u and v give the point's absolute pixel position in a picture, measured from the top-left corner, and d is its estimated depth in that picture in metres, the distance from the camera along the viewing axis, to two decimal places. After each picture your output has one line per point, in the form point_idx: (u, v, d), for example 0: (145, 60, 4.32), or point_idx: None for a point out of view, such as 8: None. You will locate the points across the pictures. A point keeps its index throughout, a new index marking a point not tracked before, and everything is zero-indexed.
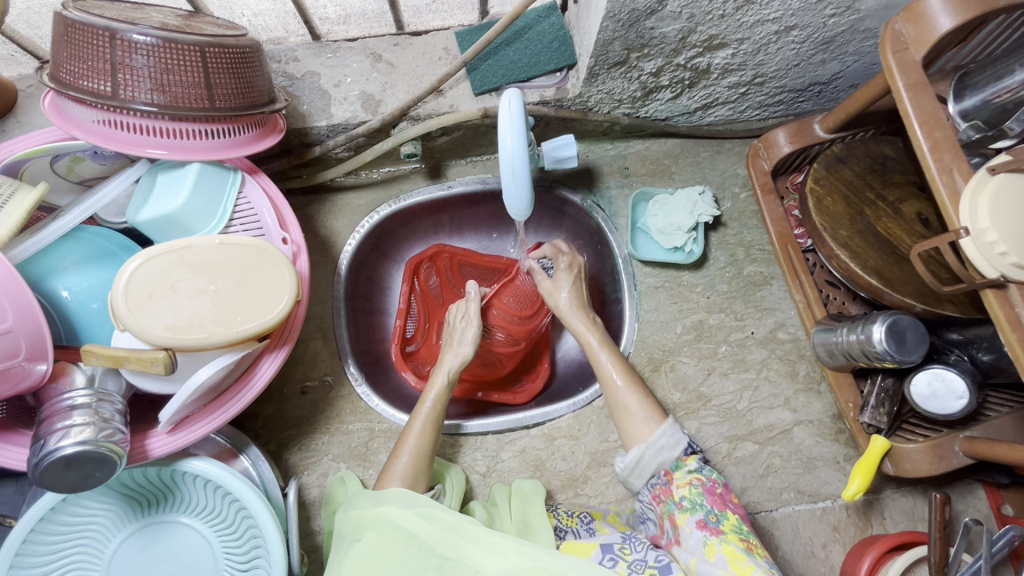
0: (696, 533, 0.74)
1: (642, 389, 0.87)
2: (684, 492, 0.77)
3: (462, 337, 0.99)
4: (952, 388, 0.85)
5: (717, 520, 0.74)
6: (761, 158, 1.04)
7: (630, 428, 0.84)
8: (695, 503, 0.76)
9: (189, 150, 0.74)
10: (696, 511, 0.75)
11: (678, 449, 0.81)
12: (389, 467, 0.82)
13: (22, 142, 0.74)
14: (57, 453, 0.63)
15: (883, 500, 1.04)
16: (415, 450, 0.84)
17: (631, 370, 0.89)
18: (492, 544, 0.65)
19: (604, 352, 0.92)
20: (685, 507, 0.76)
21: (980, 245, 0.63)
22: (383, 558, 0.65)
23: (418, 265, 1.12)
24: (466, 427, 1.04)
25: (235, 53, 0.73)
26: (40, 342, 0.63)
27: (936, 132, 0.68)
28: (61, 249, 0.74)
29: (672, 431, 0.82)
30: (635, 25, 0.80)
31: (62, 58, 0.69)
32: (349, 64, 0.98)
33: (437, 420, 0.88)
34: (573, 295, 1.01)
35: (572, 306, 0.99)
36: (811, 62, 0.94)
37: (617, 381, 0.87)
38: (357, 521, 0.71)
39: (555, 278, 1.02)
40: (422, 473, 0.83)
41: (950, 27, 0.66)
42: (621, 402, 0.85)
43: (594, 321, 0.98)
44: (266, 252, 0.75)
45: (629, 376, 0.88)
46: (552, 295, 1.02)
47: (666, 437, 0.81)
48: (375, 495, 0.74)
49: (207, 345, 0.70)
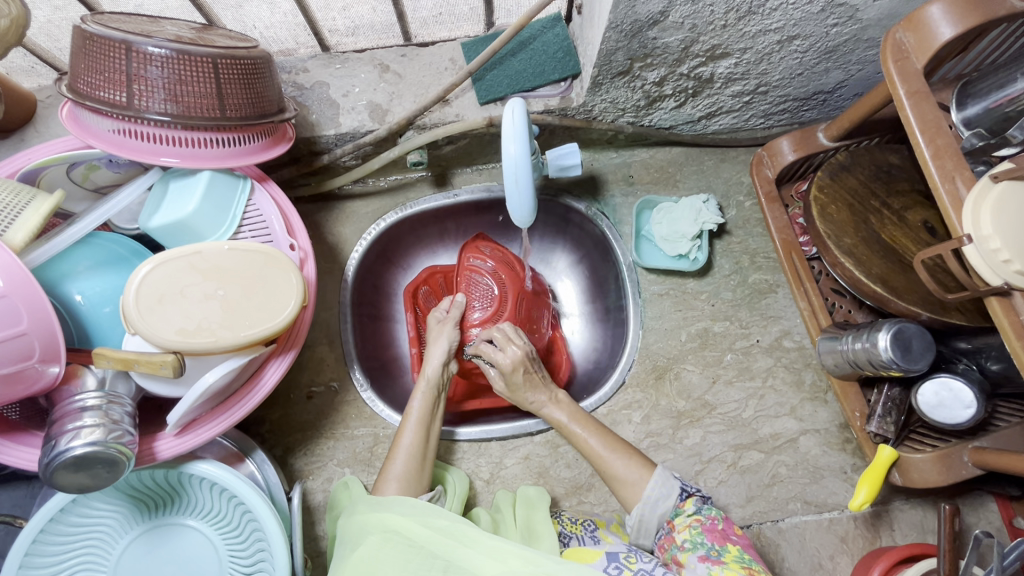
0: (699, 566, 0.72)
1: (625, 450, 0.86)
2: (685, 534, 0.76)
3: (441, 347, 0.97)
4: (959, 397, 0.84)
5: (719, 553, 0.72)
6: (765, 166, 1.04)
7: (629, 492, 0.82)
8: (696, 542, 0.74)
9: (201, 157, 0.76)
10: (698, 548, 0.73)
11: (674, 496, 0.80)
12: (384, 471, 0.83)
13: (40, 150, 0.77)
14: (68, 453, 0.64)
15: (892, 512, 1.03)
16: (421, 434, 0.88)
17: (611, 436, 0.88)
18: (487, 547, 0.67)
19: (577, 425, 0.90)
20: (687, 547, 0.75)
21: (982, 252, 0.63)
22: (383, 560, 0.66)
23: (415, 292, 1.16)
24: (460, 432, 1.04)
25: (247, 64, 0.75)
26: (54, 343, 0.65)
27: (938, 140, 0.67)
28: (75, 254, 0.75)
29: (665, 480, 0.81)
30: (638, 35, 0.81)
31: (80, 69, 0.71)
32: (357, 74, 1.00)
33: (424, 418, 0.90)
34: (522, 391, 0.95)
35: (532, 393, 0.94)
36: (815, 71, 0.95)
37: (597, 450, 0.86)
38: (358, 527, 0.71)
39: (508, 378, 0.94)
40: (426, 470, 0.85)
41: (950, 36, 0.66)
42: (611, 473, 0.83)
43: (559, 399, 0.94)
44: (274, 257, 0.76)
45: (612, 444, 0.86)
46: (512, 394, 0.96)
47: (660, 488, 0.80)
48: (377, 501, 0.75)
49: (215, 348, 0.71)
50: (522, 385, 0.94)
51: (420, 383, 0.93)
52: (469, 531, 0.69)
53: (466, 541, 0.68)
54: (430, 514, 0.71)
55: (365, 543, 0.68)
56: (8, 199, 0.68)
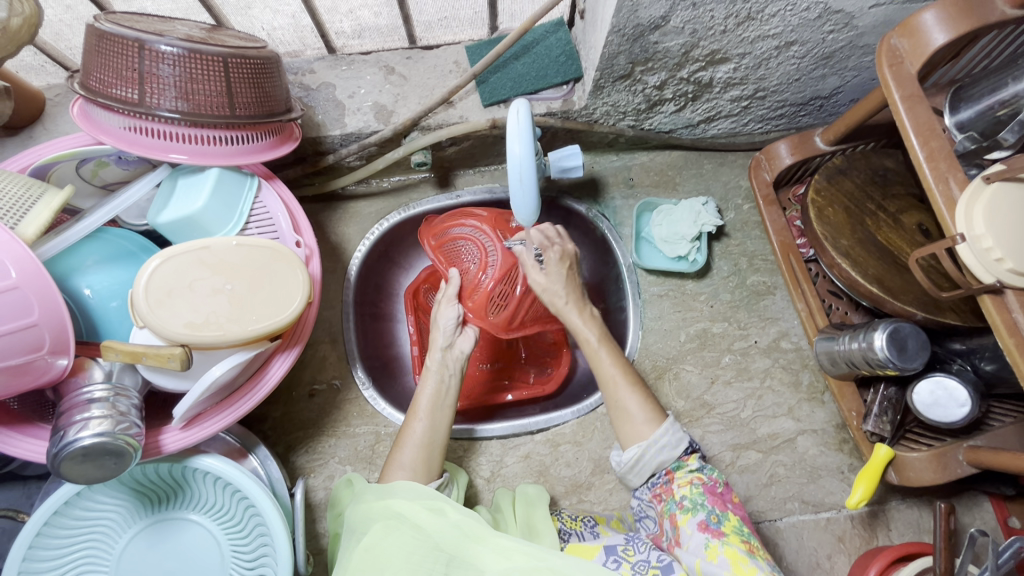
0: (696, 535, 0.73)
1: (642, 390, 0.86)
2: (684, 491, 0.77)
3: (446, 322, 0.96)
4: (954, 396, 0.85)
5: (719, 522, 0.74)
6: (763, 169, 1.06)
7: (629, 429, 0.83)
8: (696, 503, 0.76)
9: (210, 155, 0.77)
10: (699, 512, 0.75)
11: (680, 447, 0.81)
12: (392, 459, 0.82)
13: (51, 146, 0.78)
14: (76, 444, 0.65)
15: (888, 512, 1.04)
16: (433, 418, 0.86)
17: (629, 367, 0.89)
18: (493, 544, 0.67)
19: (603, 348, 0.90)
20: (686, 506, 0.76)
21: (976, 251, 0.64)
22: (391, 547, 0.66)
23: (417, 290, 1.18)
24: (485, 431, 1.05)
25: (257, 64, 0.76)
26: (63, 336, 0.66)
27: (932, 142, 0.69)
28: (84, 249, 0.76)
29: (674, 429, 0.81)
30: (639, 39, 0.83)
31: (93, 66, 0.72)
32: (363, 76, 1.01)
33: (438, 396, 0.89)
34: (561, 291, 0.94)
35: (568, 301, 0.94)
36: (812, 77, 0.97)
37: (612, 374, 0.87)
38: (366, 510, 0.72)
39: (550, 270, 0.95)
40: (434, 452, 0.83)
41: (943, 43, 0.68)
42: (622, 404, 0.84)
43: (593, 317, 0.95)
44: (282, 253, 0.77)
45: (628, 374, 0.87)
46: (546, 290, 0.94)
47: (669, 435, 0.81)
48: (384, 488, 0.76)
49: (222, 342, 0.72)
50: (563, 282, 0.95)
51: (431, 366, 0.92)
52: (474, 527, 0.69)
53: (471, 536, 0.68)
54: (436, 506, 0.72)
55: (372, 529, 0.69)
56: (19, 193, 0.69)
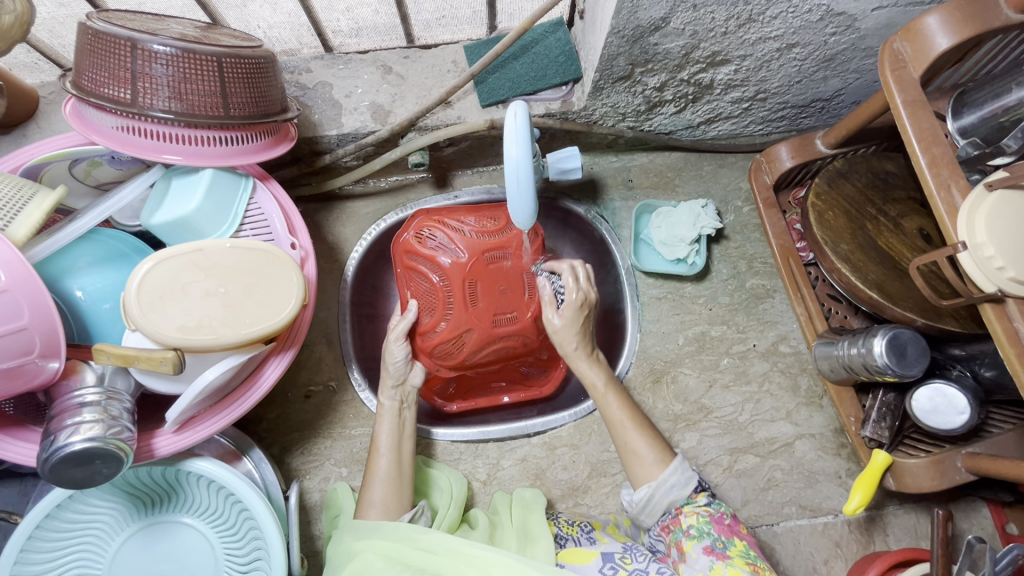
0: (702, 558, 0.73)
1: (648, 430, 0.85)
2: (691, 521, 0.77)
3: (397, 361, 0.94)
4: (953, 403, 0.85)
5: (725, 547, 0.74)
6: (763, 172, 1.05)
7: (640, 471, 0.82)
8: (702, 531, 0.75)
9: (203, 156, 0.76)
10: (703, 538, 0.75)
11: (688, 486, 0.79)
12: (363, 498, 0.82)
13: (43, 146, 0.77)
14: (67, 448, 0.64)
15: (886, 517, 1.04)
16: (398, 453, 0.86)
17: (637, 411, 0.88)
18: (474, 558, 0.70)
19: (609, 389, 0.89)
20: (692, 534, 0.76)
21: (978, 260, 0.64)
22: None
23: None
24: (441, 433, 1.05)
25: (252, 63, 0.75)
26: (54, 339, 0.65)
27: (934, 149, 0.68)
28: (76, 250, 0.76)
29: (682, 468, 0.80)
30: (639, 41, 0.82)
31: (85, 65, 0.71)
32: (360, 75, 1.00)
33: (395, 432, 0.89)
34: (572, 336, 0.94)
35: (578, 347, 0.94)
36: (814, 79, 0.96)
37: (620, 418, 0.86)
38: (345, 548, 0.75)
39: (564, 320, 0.94)
40: (405, 488, 0.84)
41: (947, 47, 0.67)
42: (630, 446, 0.83)
43: (599, 360, 0.94)
44: (277, 255, 0.77)
45: (636, 417, 0.87)
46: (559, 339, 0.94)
47: (677, 475, 0.80)
48: (361, 525, 0.77)
49: (215, 346, 0.71)
50: (576, 329, 0.94)
51: (385, 404, 0.92)
52: (448, 542, 0.72)
53: (449, 554, 0.71)
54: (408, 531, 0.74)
55: (357, 561, 0.71)
56: (12, 194, 0.68)
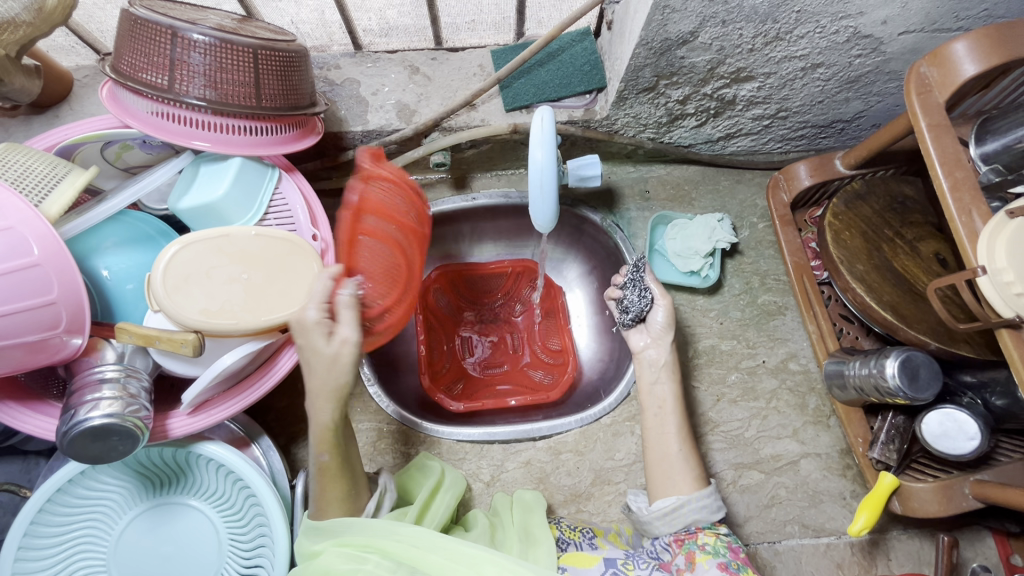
0: (713, 570, 0.74)
1: (693, 453, 0.86)
2: (708, 539, 0.78)
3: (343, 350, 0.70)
4: (963, 428, 0.84)
5: (738, 568, 0.74)
6: (781, 190, 1.07)
7: (665, 481, 0.84)
8: (718, 549, 0.76)
9: (232, 144, 0.77)
10: (718, 556, 0.75)
11: (715, 514, 0.81)
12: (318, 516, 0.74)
13: (78, 127, 0.78)
14: (86, 423, 0.65)
15: (889, 541, 1.03)
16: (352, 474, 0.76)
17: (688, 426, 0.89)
18: (468, 558, 0.68)
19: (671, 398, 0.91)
20: (707, 550, 0.77)
21: (997, 285, 0.64)
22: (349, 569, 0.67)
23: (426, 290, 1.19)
24: (461, 433, 1.05)
25: (286, 57, 0.77)
26: (80, 315, 0.66)
27: (956, 173, 0.69)
28: (103, 230, 0.77)
29: (714, 497, 0.82)
30: (666, 54, 0.83)
31: (125, 50, 0.73)
32: (388, 74, 1.02)
33: (343, 474, 0.75)
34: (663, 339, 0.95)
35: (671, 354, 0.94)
36: (835, 100, 0.97)
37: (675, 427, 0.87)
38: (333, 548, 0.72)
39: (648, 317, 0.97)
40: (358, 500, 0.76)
41: (974, 73, 0.68)
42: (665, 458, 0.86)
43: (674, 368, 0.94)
44: (299, 246, 0.78)
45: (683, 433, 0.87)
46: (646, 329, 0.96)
47: (709, 500, 0.81)
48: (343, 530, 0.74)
49: (235, 331, 0.73)
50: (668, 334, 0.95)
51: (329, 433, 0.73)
52: (443, 540, 0.69)
53: (436, 549, 0.69)
54: (396, 527, 0.71)
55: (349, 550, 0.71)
56: (46, 172, 0.69)
